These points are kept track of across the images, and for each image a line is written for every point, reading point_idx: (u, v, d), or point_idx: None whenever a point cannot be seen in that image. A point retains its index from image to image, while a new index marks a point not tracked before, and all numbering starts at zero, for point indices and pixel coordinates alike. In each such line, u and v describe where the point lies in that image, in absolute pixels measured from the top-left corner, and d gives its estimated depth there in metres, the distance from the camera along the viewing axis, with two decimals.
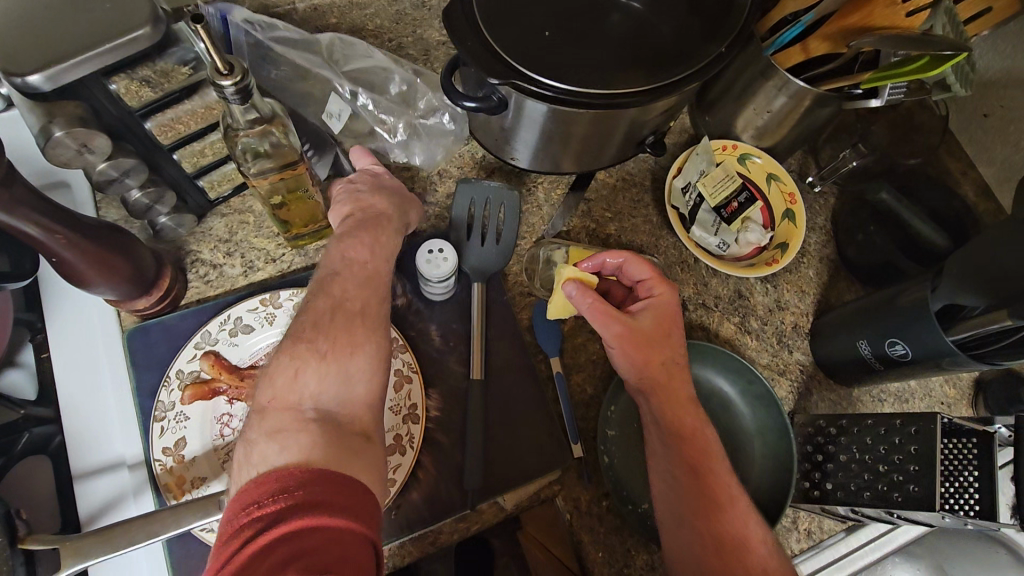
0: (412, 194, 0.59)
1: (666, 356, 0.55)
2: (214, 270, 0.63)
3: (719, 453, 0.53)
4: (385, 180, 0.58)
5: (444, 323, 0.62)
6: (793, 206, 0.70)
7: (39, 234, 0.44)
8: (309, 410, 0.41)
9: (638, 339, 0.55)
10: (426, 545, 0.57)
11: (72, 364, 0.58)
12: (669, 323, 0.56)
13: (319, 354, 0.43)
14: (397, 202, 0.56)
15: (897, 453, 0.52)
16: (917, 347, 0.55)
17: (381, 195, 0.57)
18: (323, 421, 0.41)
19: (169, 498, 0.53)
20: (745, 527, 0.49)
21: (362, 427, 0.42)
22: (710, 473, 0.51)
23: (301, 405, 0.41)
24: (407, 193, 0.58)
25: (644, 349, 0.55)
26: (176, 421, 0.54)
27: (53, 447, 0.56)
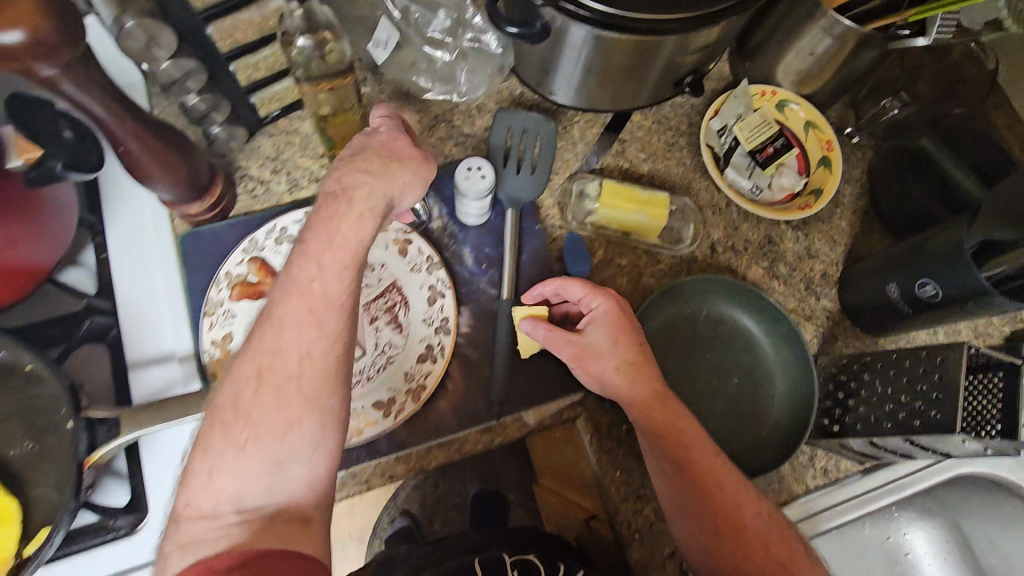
0: (407, 161, 0.53)
1: (612, 364, 0.55)
2: (262, 186, 0.66)
3: (696, 431, 0.54)
4: (365, 155, 0.51)
5: (477, 247, 0.64)
6: (830, 153, 0.70)
7: (109, 122, 0.47)
8: (232, 513, 0.41)
9: (589, 359, 0.56)
10: (452, 453, 0.60)
11: (130, 263, 0.62)
12: (617, 326, 0.57)
13: (253, 403, 0.43)
14: (389, 176, 0.51)
15: (922, 383, 0.52)
16: (948, 287, 0.55)
17: (370, 164, 0.51)
18: (246, 522, 0.41)
19: None
20: (740, 498, 0.51)
21: (299, 508, 0.43)
22: (695, 463, 0.52)
23: (222, 510, 0.41)
24: (398, 160, 0.52)
25: (597, 365, 0.56)
26: (225, 317, 0.58)
27: (110, 337, 0.60)
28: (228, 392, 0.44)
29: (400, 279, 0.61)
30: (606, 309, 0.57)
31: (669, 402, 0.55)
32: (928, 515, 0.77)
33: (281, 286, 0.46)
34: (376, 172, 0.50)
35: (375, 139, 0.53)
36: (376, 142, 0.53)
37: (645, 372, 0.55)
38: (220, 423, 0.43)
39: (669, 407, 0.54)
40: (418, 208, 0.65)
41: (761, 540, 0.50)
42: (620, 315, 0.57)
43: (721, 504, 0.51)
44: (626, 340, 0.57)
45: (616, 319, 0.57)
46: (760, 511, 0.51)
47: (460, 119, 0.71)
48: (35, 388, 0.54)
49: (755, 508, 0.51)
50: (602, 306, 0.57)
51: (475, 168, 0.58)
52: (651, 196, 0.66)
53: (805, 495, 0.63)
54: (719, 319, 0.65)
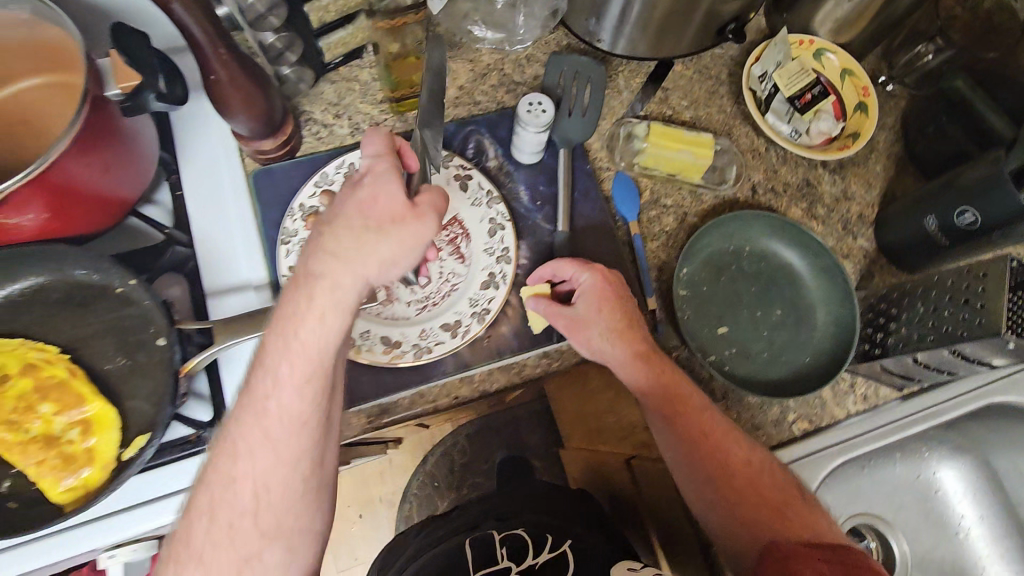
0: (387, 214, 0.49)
1: (601, 331, 0.61)
2: (326, 129, 0.69)
3: (686, 388, 0.61)
4: (341, 222, 0.48)
5: (531, 185, 0.68)
6: (866, 98, 0.73)
7: (206, 47, 0.51)
8: None
9: (575, 329, 0.61)
10: (512, 375, 0.63)
11: (205, 199, 0.65)
12: (604, 300, 0.61)
13: (205, 542, 0.46)
14: (367, 243, 0.48)
15: (965, 295, 0.56)
16: (988, 214, 0.57)
17: (337, 240, 0.48)
18: None
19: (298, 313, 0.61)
20: (730, 447, 0.59)
21: None
22: (691, 420, 0.60)
23: None
24: (372, 221, 0.48)
25: (581, 334, 0.61)
26: (299, 245, 0.61)
27: (189, 268, 0.63)
28: (185, 524, 0.46)
29: (461, 213, 0.64)
30: (598, 281, 0.61)
31: (659, 364, 0.61)
32: (959, 452, 0.81)
33: (242, 399, 0.47)
34: (342, 260, 0.47)
35: (354, 198, 0.50)
36: (357, 197, 0.49)
37: (631, 338, 0.61)
38: (178, 551, 0.46)
39: (661, 371, 0.61)
40: (475, 148, 0.68)
41: (749, 482, 0.58)
42: (609, 286, 0.62)
43: (713, 454, 0.58)
44: (619, 306, 0.61)
45: (605, 290, 0.61)
46: (750, 459, 0.59)
47: (510, 69, 0.74)
48: (126, 308, 0.57)
49: (744, 457, 0.59)
50: (593, 277, 0.61)
51: (537, 102, 0.62)
52: (697, 137, 0.69)
53: (846, 420, 0.67)
54: (762, 254, 0.69)
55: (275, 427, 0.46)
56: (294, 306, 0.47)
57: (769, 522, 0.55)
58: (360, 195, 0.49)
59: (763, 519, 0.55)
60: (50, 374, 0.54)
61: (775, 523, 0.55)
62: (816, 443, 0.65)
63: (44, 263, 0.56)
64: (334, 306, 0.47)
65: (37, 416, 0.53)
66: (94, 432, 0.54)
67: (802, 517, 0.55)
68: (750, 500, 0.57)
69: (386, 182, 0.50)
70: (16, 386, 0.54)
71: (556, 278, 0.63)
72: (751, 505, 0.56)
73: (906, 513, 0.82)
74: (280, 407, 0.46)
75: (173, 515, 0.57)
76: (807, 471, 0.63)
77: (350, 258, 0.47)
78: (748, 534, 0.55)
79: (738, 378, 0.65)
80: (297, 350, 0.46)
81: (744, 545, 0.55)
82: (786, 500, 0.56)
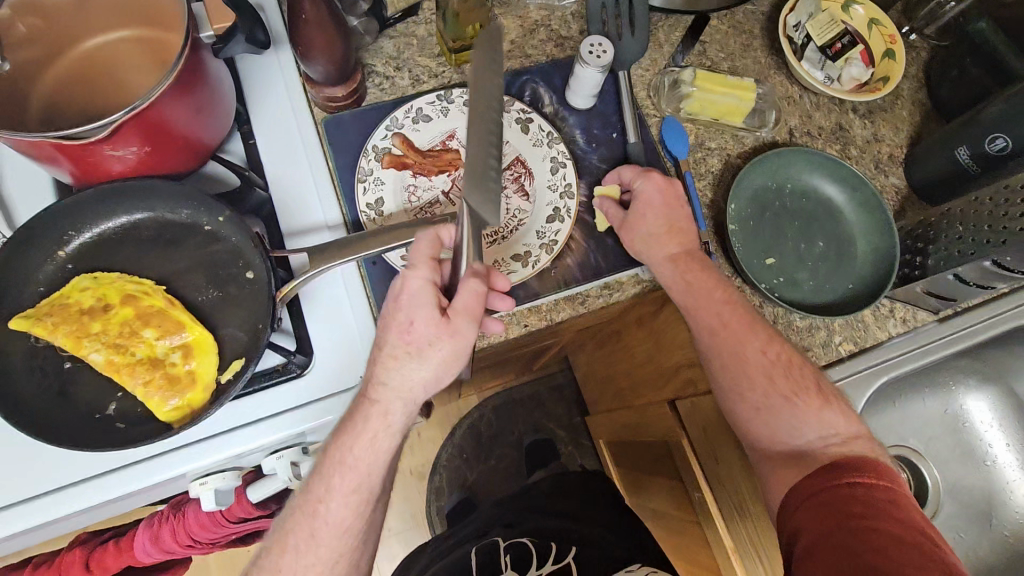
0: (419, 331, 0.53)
1: (646, 233, 0.65)
2: (388, 81, 0.73)
3: (714, 278, 0.65)
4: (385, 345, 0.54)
5: (586, 129, 0.71)
6: (894, 45, 0.77)
7: None
8: None
9: (627, 226, 0.66)
10: (577, 305, 0.66)
11: (279, 148, 0.69)
12: (655, 203, 0.65)
13: None
14: (410, 371, 0.54)
15: (999, 207, 0.61)
16: (1018, 138, 0.62)
17: (383, 364, 0.54)
18: None
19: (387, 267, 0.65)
20: (746, 338, 0.64)
21: None
22: (711, 313, 0.64)
23: None
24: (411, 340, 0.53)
25: (630, 231, 0.65)
26: (375, 184, 0.65)
27: (267, 211, 0.66)
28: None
29: (523, 154, 0.68)
30: (655, 188, 0.65)
31: (687, 263, 0.65)
32: (985, 383, 0.85)
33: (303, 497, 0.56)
34: (389, 375, 0.54)
35: (395, 322, 0.54)
36: (395, 320, 0.54)
37: (674, 240, 0.65)
38: None
39: (687, 269, 0.65)
40: (531, 96, 0.72)
41: (763, 375, 0.63)
42: (665, 194, 0.66)
43: (729, 348, 0.63)
44: (668, 213, 0.65)
45: (660, 196, 0.65)
46: (766, 349, 0.64)
47: (557, 25, 0.78)
48: (216, 244, 0.61)
49: (760, 347, 0.64)
50: (655, 183, 0.65)
51: (597, 43, 0.66)
52: (739, 82, 0.73)
53: (888, 342, 0.70)
54: (803, 191, 0.73)
55: (286, 558, 0.55)
56: (352, 419, 0.55)
57: (786, 415, 0.62)
58: (397, 319, 0.54)
59: (780, 415, 0.62)
60: (150, 304, 0.57)
61: (780, 425, 0.62)
62: (859, 364, 0.69)
63: (139, 200, 0.59)
64: (380, 423, 0.55)
65: (142, 339, 0.56)
66: (194, 355, 0.56)
67: (814, 410, 0.62)
68: (762, 389, 0.63)
69: (421, 308, 0.54)
70: (118, 314, 0.56)
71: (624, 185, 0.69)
72: (764, 396, 0.63)
73: (936, 444, 0.86)
74: (326, 503, 0.55)
75: (267, 437, 0.60)
76: (855, 389, 0.68)
77: (398, 375, 0.54)
78: (768, 437, 0.63)
79: (789, 303, 0.69)
80: (350, 460, 0.55)
81: (766, 445, 0.63)
82: (793, 405, 0.62)
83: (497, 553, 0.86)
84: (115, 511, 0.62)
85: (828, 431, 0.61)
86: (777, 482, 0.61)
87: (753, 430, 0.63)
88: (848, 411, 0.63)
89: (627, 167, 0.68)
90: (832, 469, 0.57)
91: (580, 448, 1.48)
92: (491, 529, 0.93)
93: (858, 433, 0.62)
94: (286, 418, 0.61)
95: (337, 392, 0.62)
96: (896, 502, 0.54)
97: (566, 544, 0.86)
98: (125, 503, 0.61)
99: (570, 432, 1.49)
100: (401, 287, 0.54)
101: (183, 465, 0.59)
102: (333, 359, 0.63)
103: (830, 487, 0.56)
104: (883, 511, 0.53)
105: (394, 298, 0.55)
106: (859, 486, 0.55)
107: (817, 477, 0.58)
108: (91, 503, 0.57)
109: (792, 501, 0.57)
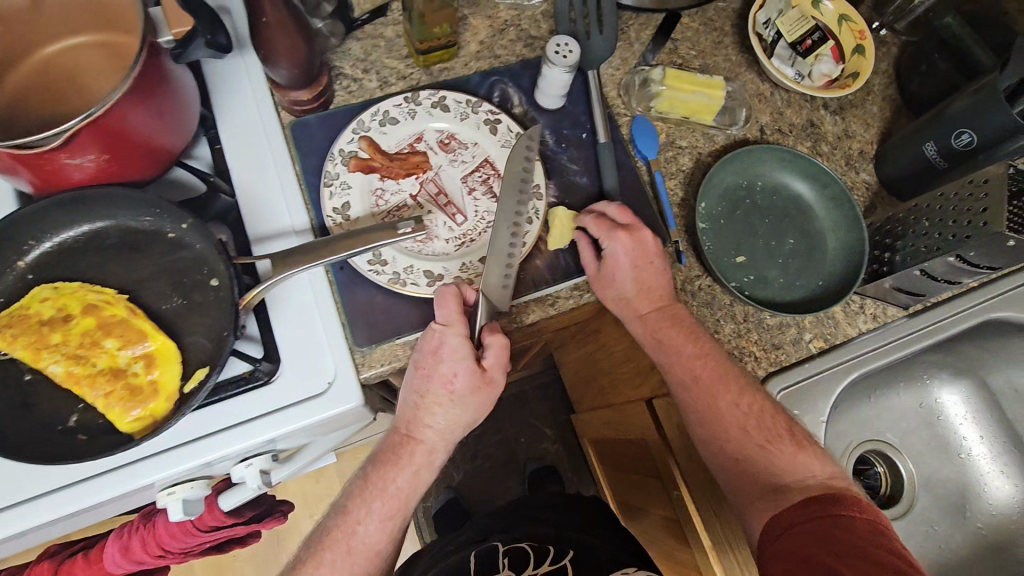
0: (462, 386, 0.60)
1: (618, 290, 0.66)
2: (355, 83, 0.72)
3: (686, 332, 0.66)
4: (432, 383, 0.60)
5: (556, 129, 0.71)
6: (862, 41, 0.77)
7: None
8: None
9: (600, 281, 0.66)
10: (547, 307, 0.66)
11: (243, 152, 0.68)
12: (631, 265, 0.64)
13: None
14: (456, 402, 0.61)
15: (969, 203, 0.60)
16: (984, 132, 0.62)
17: (425, 409, 0.61)
18: None
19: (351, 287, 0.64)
20: (721, 389, 0.65)
21: None
22: (685, 368, 0.65)
23: None
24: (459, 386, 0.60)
25: (603, 287, 0.66)
26: (341, 188, 0.64)
27: (233, 217, 0.66)
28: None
29: (492, 155, 0.68)
30: (625, 252, 0.63)
31: (657, 322, 0.66)
32: (958, 376, 0.86)
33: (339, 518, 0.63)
34: (431, 417, 0.61)
35: (438, 367, 0.60)
36: (439, 372, 0.60)
37: (644, 298, 0.66)
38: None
39: (658, 327, 0.66)
40: (500, 96, 0.72)
41: (738, 425, 0.65)
42: (636, 255, 0.64)
43: (703, 398, 0.65)
44: (639, 272, 0.65)
45: (630, 258, 0.64)
46: (740, 400, 0.65)
47: (527, 24, 0.77)
48: (180, 252, 0.60)
49: (734, 398, 0.65)
50: (623, 247, 0.63)
51: (563, 43, 0.65)
52: (710, 80, 0.73)
53: (858, 337, 0.71)
54: (774, 188, 0.73)
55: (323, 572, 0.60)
56: (395, 456, 0.62)
57: (762, 461, 0.63)
58: (439, 371, 0.60)
59: (756, 462, 0.64)
60: (112, 313, 0.56)
61: (764, 458, 0.63)
62: (828, 361, 0.70)
63: (99, 208, 0.58)
64: (419, 460, 0.63)
65: (103, 349, 0.55)
66: (157, 365, 0.56)
67: (789, 457, 0.63)
68: (737, 437, 0.64)
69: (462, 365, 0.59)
70: (79, 324, 0.55)
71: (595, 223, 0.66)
72: (739, 443, 0.64)
73: (910, 439, 0.88)
74: (366, 529, 0.62)
75: (232, 446, 0.59)
76: (826, 386, 0.70)
77: (439, 417, 0.61)
78: (745, 478, 0.64)
79: (760, 301, 0.69)
80: (393, 493, 0.62)
81: (743, 485, 0.64)
82: (771, 439, 0.64)
83: (497, 554, 0.87)
84: (84, 523, 0.61)
85: (801, 473, 0.62)
86: (756, 519, 0.62)
87: (729, 474, 0.65)
88: (821, 456, 0.64)
89: (595, 224, 0.65)
90: (817, 500, 0.59)
91: (566, 446, 1.49)
92: (489, 535, 0.93)
93: (834, 472, 0.63)
94: (252, 426, 0.60)
95: (305, 399, 0.61)
96: (878, 527, 0.56)
97: (564, 547, 0.87)
98: (92, 514, 0.60)
99: (556, 431, 1.49)
100: (439, 343, 0.59)
101: (148, 476, 0.58)
102: (299, 365, 0.62)
103: (813, 516, 0.58)
104: (866, 535, 0.55)
105: (433, 352, 0.59)
106: (845, 515, 0.57)
107: (800, 509, 0.59)
108: (57, 516, 0.57)
109: (774, 529, 0.59)
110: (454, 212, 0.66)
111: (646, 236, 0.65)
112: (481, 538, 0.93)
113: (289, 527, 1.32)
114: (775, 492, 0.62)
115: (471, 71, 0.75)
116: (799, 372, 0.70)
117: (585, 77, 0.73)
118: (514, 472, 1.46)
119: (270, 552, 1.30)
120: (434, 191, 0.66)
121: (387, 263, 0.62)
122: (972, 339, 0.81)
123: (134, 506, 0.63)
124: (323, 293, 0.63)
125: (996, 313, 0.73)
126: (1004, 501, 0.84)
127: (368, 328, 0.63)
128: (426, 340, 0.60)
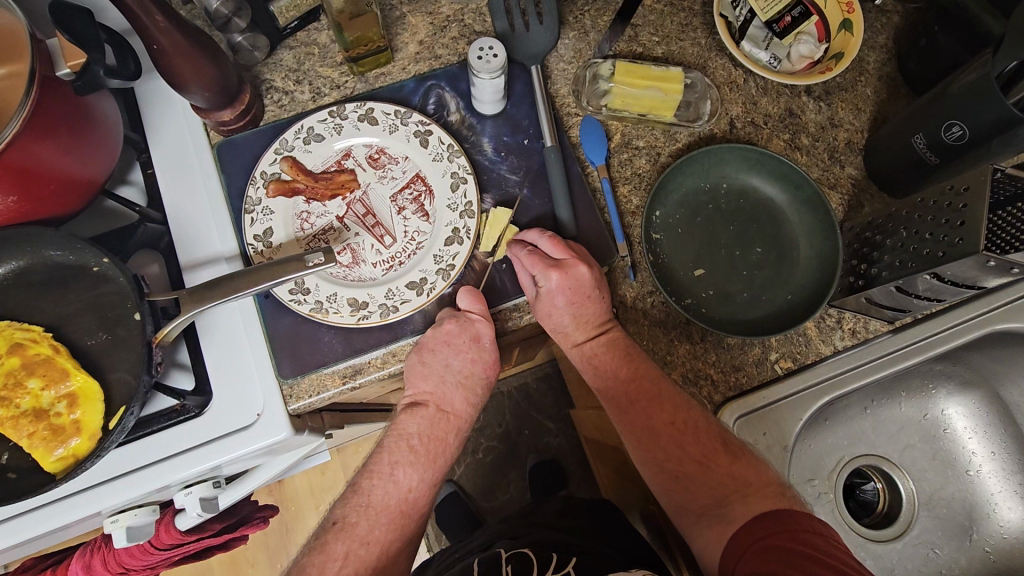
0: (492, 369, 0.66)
1: (557, 323, 0.63)
2: (287, 96, 0.68)
3: (620, 357, 0.62)
4: (464, 385, 0.65)
5: (495, 136, 0.66)
6: (851, 15, 0.67)
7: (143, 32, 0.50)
8: None
9: (540, 313, 0.62)
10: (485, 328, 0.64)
11: (173, 172, 0.65)
12: (570, 298, 0.60)
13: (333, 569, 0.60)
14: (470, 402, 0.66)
15: (945, 215, 0.54)
16: (975, 124, 0.53)
17: (468, 379, 0.64)
18: None
19: (279, 310, 0.62)
20: (653, 411, 0.60)
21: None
22: (620, 392, 0.62)
23: None
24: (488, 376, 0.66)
25: (546, 320, 0.63)
26: (264, 214, 0.63)
27: (164, 245, 0.63)
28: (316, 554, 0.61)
29: (423, 169, 0.64)
30: (560, 293, 0.59)
31: (593, 352, 0.63)
32: (968, 387, 0.76)
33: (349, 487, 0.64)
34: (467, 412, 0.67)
35: (454, 371, 0.63)
36: (476, 370, 0.64)
37: (581, 329, 0.63)
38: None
39: (593, 357, 0.63)
40: (436, 103, 0.67)
41: (675, 442, 0.59)
42: (572, 294, 0.60)
43: (639, 420, 0.61)
44: (576, 307, 0.61)
45: (566, 297, 0.60)
46: (674, 417, 0.59)
47: (471, 19, 0.70)
48: (105, 286, 0.59)
49: (668, 416, 0.60)
50: (558, 288, 0.59)
51: (488, 47, 0.60)
52: (665, 73, 0.66)
53: (833, 357, 0.65)
54: (740, 191, 0.66)
55: (379, 530, 0.62)
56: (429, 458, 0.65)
57: (698, 477, 0.59)
58: (475, 362, 0.63)
59: (696, 479, 0.59)
60: (37, 352, 0.57)
61: (706, 476, 0.58)
62: (797, 383, 0.64)
63: (18, 246, 0.58)
64: (454, 412, 0.65)
65: (27, 391, 0.56)
66: (79, 404, 0.56)
67: (723, 468, 0.57)
68: (674, 455, 0.60)
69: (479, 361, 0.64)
70: (5, 364, 0.57)
71: (534, 248, 0.61)
72: (677, 462, 0.60)
73: (912, 454, 0.79)
74: (416, 487, 0.65)
75: (162, 480, 0.58)
76: (795, 409, 0.64)
77: (454, 421, 0.66)
78: (688, 496, 0.58)
79: (718, 320, 0.63)
80: (442, 456, 0.66)
81: (685, 503, 0.59)
82: (712, 454, 0.58)
83: (499, 561, 0.73)
84: (39, 543, 0.63)
85: (737, 484, 0.56)
86: (704, 540, 0.56)
87: (673, 495, 0.59)
88: (761, 462, 0.58)
89: (527, 259, 0.60)
90: (772, 514, 0.53)
91: (572, 438, 1.30)
92: (495, 542, 0.81)
93: (771, 478, 0.57)
94: (175, 462, 0.58)
95: (230, 433, 0.59)
96: (829, 537, 0.50)
97: (568, 554, 0.72)
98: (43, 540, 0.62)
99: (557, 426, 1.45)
100: (480, 332, 0.62)
101: (81, 511, 0.57)
102: (226, 399, 0.60)
103: (764, 534, 0.52)
104: (821, 545, 0.49)
105: (473, 331, 0.61)
106: (808, 530, 0.50)
107: (755, 525, 0.53)
108: None
109: (733, 557, 0.53)
110: (382, 234, 0.63)
111: (581, 271, 0.60)
112: (489, 545, 0.81)
113: (300, 529, 1.27)
114: (718, 506, 0.56)
115: (408, 74, 0.69)
116: (763, 396, 0.64)
117: (527, 74, 0.68)
118: (518, 464, 1.29)
119: (280, 550, 1.27)
120: (361, 212, 0.64)
121: (309, 292, 0.60)
122: (978, 350, 0.72)
123: (88, 526, 0.64)
124: (252, 320, 0.62)
125: (1003, 324, 0.68)
126: (1019, 524, 0.74)
127: (293, 359, 0.61)
128: (460, 333, 0.60)
